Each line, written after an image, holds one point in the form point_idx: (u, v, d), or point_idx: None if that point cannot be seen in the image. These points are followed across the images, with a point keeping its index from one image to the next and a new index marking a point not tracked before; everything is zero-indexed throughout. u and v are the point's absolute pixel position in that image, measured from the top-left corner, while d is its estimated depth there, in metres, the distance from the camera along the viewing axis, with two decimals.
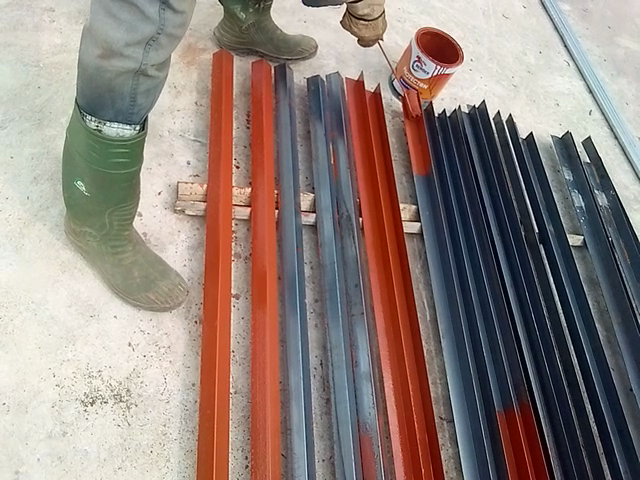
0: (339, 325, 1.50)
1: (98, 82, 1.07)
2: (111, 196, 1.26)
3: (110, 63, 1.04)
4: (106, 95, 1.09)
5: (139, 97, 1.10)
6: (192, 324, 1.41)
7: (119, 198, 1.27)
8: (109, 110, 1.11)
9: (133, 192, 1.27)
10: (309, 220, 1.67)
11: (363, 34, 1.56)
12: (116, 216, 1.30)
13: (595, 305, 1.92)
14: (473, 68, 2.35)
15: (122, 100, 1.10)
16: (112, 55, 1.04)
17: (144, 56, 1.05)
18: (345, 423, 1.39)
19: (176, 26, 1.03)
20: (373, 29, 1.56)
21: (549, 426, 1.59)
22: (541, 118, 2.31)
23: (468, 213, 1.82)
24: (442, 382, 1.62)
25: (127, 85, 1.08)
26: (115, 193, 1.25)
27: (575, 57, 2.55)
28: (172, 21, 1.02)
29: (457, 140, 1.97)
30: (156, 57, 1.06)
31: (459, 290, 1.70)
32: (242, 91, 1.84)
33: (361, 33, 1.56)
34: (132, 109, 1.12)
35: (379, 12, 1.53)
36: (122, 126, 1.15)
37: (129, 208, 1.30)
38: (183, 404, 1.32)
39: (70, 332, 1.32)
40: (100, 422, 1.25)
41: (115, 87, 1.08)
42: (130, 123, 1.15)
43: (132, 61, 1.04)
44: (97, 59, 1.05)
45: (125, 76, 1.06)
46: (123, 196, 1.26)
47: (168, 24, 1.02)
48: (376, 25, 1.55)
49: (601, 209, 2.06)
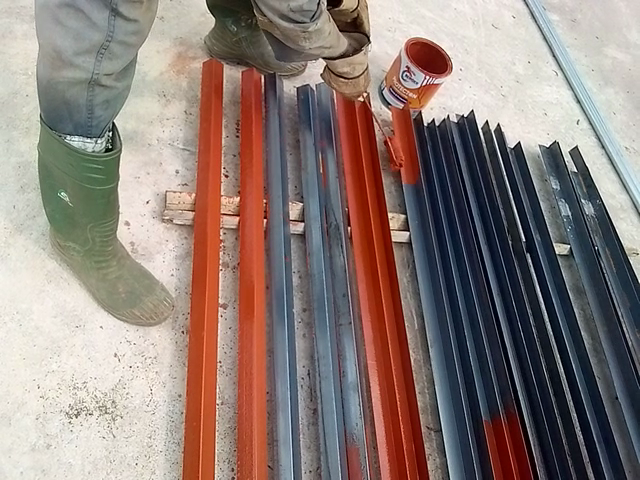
0: (327, 335, 1.50)
1: (53, 94, 1.08)
2: (89, 212, 1.24)
3: (62, 74, 1.05)
4: (62, 107, 1.09)
5: (96, 109, 1.11)
6: (179, 335, 1.40)
7: (97, 215, 1.25)
8: (68, 123, 1.12)
9: (112, 208, 1.26)
10: (298, 229, 1.68)
11: (343, 89, 1.68)
12: (98, 233, 1.29)
13: (582, 313, 1.93)
14: (463, 78, 2.36)
15: (78, 112, 1.10)
16: (63, 65, 1.04)
17: (97, 65, 1.05)
18: (332, 434, 1.38)
19: (127, 34, 1.03)
20: (354, 85, 1.67)
21: (536, 436, 1.59)
22: (529, 127, 2.33)
23: (456, 222, 1.83)
24: (430, 392, 1.62)
25: (82, 96, 1.08)
26: (93, 207, 1.24)
27: (564, 67, 2.58)
28: (123, 28, 1.02)
29: (446, 149, 1.98)
30: (109, 66, 1.06)
31: (447, 299, 1.71)
32: (231, 99, 1.83)
33: (341, 88, 1.68)
34: (90, 122, 1.12)
35: (360, 71, 1.62)
36: (83, 139, 1.15)
37: (111, 225, 1.29)
38: (169, 415, 1.31)
39: (55, 342, 1.31)
40: (84, 434, 1.24)
41: (69, 99, 1.08)
42: (90, 136, 1.15)
43: (83, 71, 1.04)
44: (50, 71, 1.06)
45: (79, 87, 1.06)
46: (100, 213, 1.25)
47: (117, 31, 1.02)
48: (357, 83, 1.66)
49: (588, 218, 2.08)
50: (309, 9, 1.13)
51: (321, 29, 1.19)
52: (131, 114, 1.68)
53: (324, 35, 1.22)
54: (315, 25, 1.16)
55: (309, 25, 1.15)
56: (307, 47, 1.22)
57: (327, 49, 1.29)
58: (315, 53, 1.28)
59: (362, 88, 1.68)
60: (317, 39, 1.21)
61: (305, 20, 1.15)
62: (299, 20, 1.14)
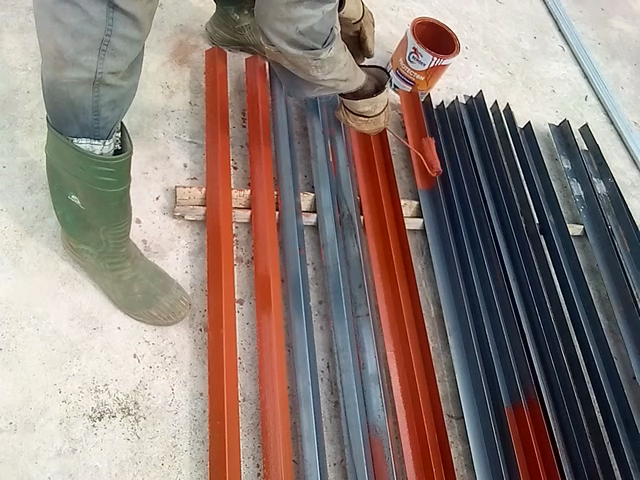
0: (345, 327, 1.49)
1: (58, 97, 1.04)
2: (101, 214, 1.22)
3: (65, 74, 1.01)
4: (67, 109, 1.06)
5: (103, 110, 1.07)
6: (197, 333, 1.39)
7: (110, 216, 1.22)
8: (74, 125, 1.08)
9: (124, 210, 1.23)
10: (310, 220, 1.65)
11: (363, 127, 1.62)
12: (111, 234, 1.26)
13: (597, 294, 1.93)
14: (469, 56, 2.31)
15: (85, 114, 1.06)
16: (66, 65, 1.00)
17: (100, 63, 1.01)
18: (355, 427, 1.38)
19: (127, 27, 0.99)
20: (375, 123, 1.62)
21: (556, 419, 1.59)
22: (537, 106, 2.29)
23: (470, 206, 1.80)
24: (449, 379, 1.62)
25: (87, 97, 1.04)
26: (104, 210, 1.21)
27: (570, 42, 2.52)
28: (121, 21, 0.98)
29: (456, 131, 1.95)
30: (112, 64, 1.01)
31: (463, 286, 1.69)
32: (236, 88, 1.79)
33: (360, 126, 1.63)
34: (98, 124, 1.09)
35: (382, 107, 1.59)
36: (91, 141, 1.11)
37: (124, 227, 1.26)
38: (192, 414, 1.30)
39: (74, 345, 1.30)
40: (108, 437, 1.23)
41: (75, 101, 1.04)
42: (98, 138, 1.11)
43: (87, 70, 1.01)
44: (53, 73, 1.03)
45: (84, 88, 1.03)
46: (113, 214, 1.22)
47: (117, 24, 0.98)
48: (377, 120, 1.61)
49: (600, 197, 2.06)
50: (319, 33, 1.18)
51: (334, 57, 1.26)
52: (135, 108, 1.65)
53: (340, 66, 1.29)
54: (326, 50, 1.22)
55: (321, 51, 1.22)
56: (321, 75, 1.30)
57: (343, 80, 1.35)
58: (331, 85, 1.36)
59: (383, 125, 1.63)
60: (330, 67, 1.28)
61: (317, 47, 1.21)
62: (308, 45, 1.20)
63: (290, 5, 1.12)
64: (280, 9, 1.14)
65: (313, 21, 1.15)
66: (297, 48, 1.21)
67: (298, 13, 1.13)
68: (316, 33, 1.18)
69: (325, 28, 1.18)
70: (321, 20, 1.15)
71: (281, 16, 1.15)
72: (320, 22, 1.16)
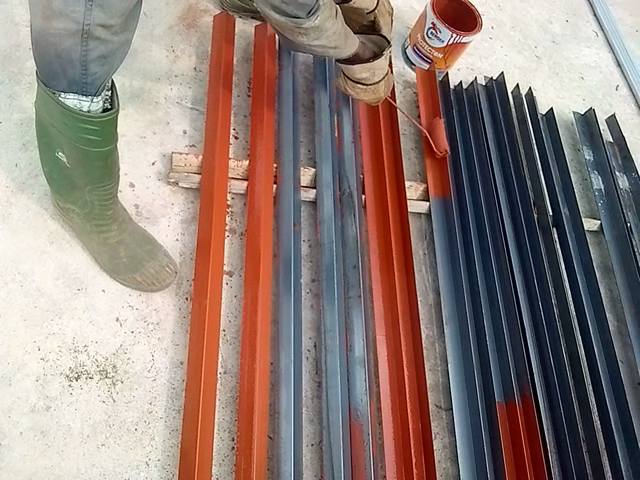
0: (335, 308, 1.44)
1: (45, 48, 1.00)
2: (87, 175, 1.18)
3: (52, 25, 0.97)
4: (55, 62, 1.01)
5: (92, 66, 1.02)
6: (183, 300, 1.36)
7: (96, 177, 1.19)
8: (63, 80, 1.04)
9: (110, 171, 1.19)
10: (309, 196, 1.60)
11: (362, 97, 1.50)
12: (97, 196, 1.23)
13: (608, 294, 1.85)
14: (494, 37, 2.21)
15: (72, 69, 1.02)
16: (53, 14, 0.96)
17: (88, 15, 0.96)
18: (336, 410, 1.34)
19: None
20: (373, 92, 1.50)
21: (550, 419, 1.53)
22: (563, 93, 2.18)
23: (481, 194, 1.73)
24: (442, 369, 1.57)
25: (76, 50, 0.99)
26: (90, 170, 1.17)
27: (605, 27, 2.39)
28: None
29: (473, 116, 1.87)
30: (100, 15, 0.97)
31: (465, 276, 1.63)
32: (244, 56, 1.74)
33: (358, 95, 1.50)
34: (86, 80, 1.04)
35: (380, 75, 1.45)
36: (78, 97, 1.07)
37: (111, 188, 1.23)
38: (170, 382, 1.28)
39: (57, 304, 1.29)
40: (84, 398, 1.23)
41: (63, 54, 0.99)
42: (86, 94, 1.07)
43: (74, 22, 0.96)
44: (40, 23, 0.98)
45: (72, 40, 0.98)
46: (99, 174, 1.18)
47: None
48: (377, 88, 1.49)
49: (622, 192, 1.97)
50: (304, 1, 1.05)
51: (321, 26, 1.10)
52: (138, 71, 1.61)
53: (328, 35, 1.13)
54: (311, 21, 1.08)
55: (304, 21, 1.08)
56: (307, 42, 1.15)
57: (333, 48, 1.19)
58: (320, 52, 1.20)
59: (382, 93, 1.51)
60: (317, 36, 1.13)
61: (299, 15, 1.07)
62: (291, 14, 1.07)
63: None
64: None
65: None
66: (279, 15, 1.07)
67: None
68: (300, 2, 1.05)
69: None
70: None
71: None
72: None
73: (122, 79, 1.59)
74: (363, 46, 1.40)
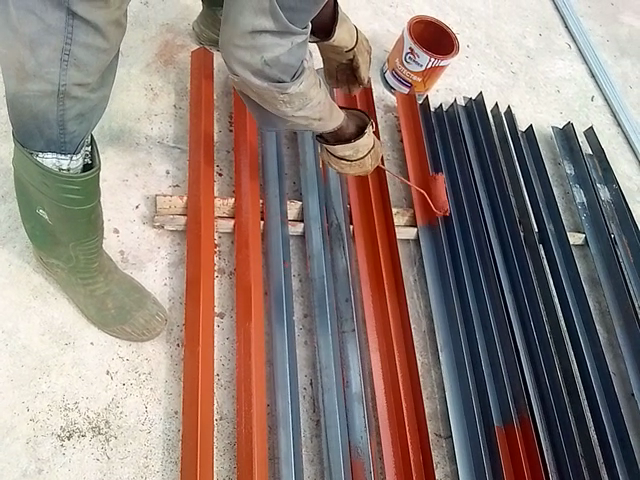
0: (329, 342, 1.44)
1: (20, 110, 0.99)
2: (70, 232, 1.16)
3: (27, 87, 0.97)
4: (31, 123, 1.00)
5: (69, 124, 1.01)
6: (174, 348, 1.34)
7: (79, 233, 1.17)
8: (40, 140, 1.02)
9: (93, 226, 1.17)
10: (297, 230, 1.59)
11: (348, 172, 1.42)
12: (82, 251, 1.21)
13: (597, 306, 1.85)
14: (470, 55, 2.23)
15: (49, 128, 1.00)
16: (27, 76, 0.96)
17: (63, 75, 0.96)
18: (336, 448, 1.33)
19: (89, 35, 0.94)
20: (360, 167, 1.42)
21: (549, 440, 1.53)
22: (541, 107, 2.20)
23: (467, 216, 1.74)
24: (439, 396, 1.56)
25: (53, 110, 0.99)
26: (73, 226, 1.15)
27: (577, 39, 2.42)
28: (82, 29, 0.94)
29: (455, 137, 1.88)
30: (76, 74, 0.96)
31: (457, 300, 1.64)
32: (224, 90, 1.73)
33: (344, 170, 1.42)
34: (64, 138, 1.02)
35: (365, 150, 1.38)
36: (57, 156, 1.05)
37: (95, 242, 1.21)
38: (165, 434, 1.26)
39: (44, 362, 1.25)
40: (77, 457, 1.20)
41: (38, 114, 0.99)
42: (65, 152, 1.05)
43: (50, 83, 0.96)
44: (16, 86, 0.98)
45: (48, 101, 0.98)
46: (82, 230, 1.16)
47: (77, 32, 0.93)
48: (363, 164, 1.40)
49: (604, 204, 1.98)
50: (290, 65, 0.97)
51: (305, 93, 1.04)
52: (117, 111, 1.59)
53: (312, 103, 1.08)
54: (295, 85, 1.00)
55: (289, 86, 1.00)
56: (289, 111, 1.08)
57: (316, 118, 1.14)
58: (301, 121, 1.14)
59: (370, 169, 1.42)
60: (300, 103, 1.06)
61: (284, 79, 0.98)
62: (275, 79, 0.97)
63: (254, 33, 0.90)
64: (241, 35, 0.91)
65: (281, 52, 0.93)
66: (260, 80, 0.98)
67: (263, 41, 0.91)
68: (284, 66, 0.96)
69: (295, 60, 0.96)
70: (290, 52, 0.94)
71: (243, 43, 0.92)
72: (289, 54, 0.94)
73: (100, 121, 1.57)
74: (347, 120, 1.37)
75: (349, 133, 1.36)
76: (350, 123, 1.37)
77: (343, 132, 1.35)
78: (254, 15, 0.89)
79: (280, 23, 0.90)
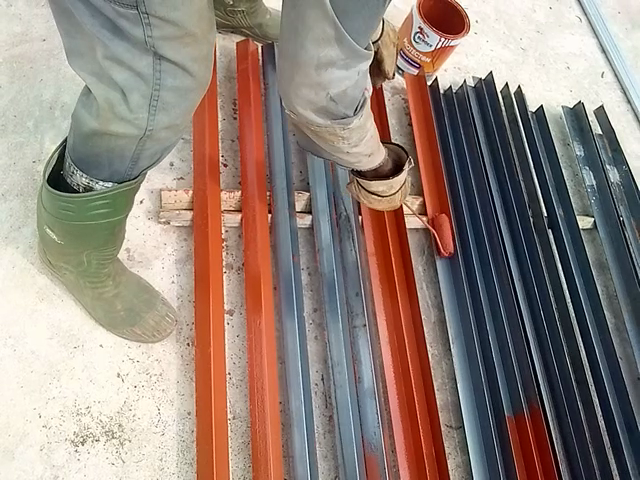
0: (341, 339, 1.42)
1: (97, 143, 1.00)
2: (87, 240, 1.16)
3: (112, 127, 0.96)
4: (104, 156, 1.01)
5: (142, 160, 1.03)
6: (185, 347, 1.33)
7: (98, 242, 1.17)
8: (106, 170, 1.04)
9: (114, 237, 1.18)
10: (305, 222, 1.55)
11: (376, 206, 1.38)
12: (95, 256, 1.20)
13: (604, 290, 1.84)
14: (479, 31, 2.15)
15: (121, 162, 1.03)
16: (113, 118, 0.95)
17: (151, 119, 0.96)
18: (349, 445, 1.33)
19: (175, 79, 0.92)
20: (388, 202, 1.38)
21: (558, 430, 1.54)
22: (551, 85, 2.14)
23: (477, 204, 1.71)
24: (450, 387, 1.57)
25: (130, 148, 1.00)
26: (96, 235, 1.16)
27: (588, 12, 2.34)
28: (170, 73, 0.91)
29: (465, 120, 1.83)
30: (163, 119, 0.96)
31: (468, 290, 1.62)
32: (226, 75, 1.67)
33: (372, 204, 1.38)
34: (132, 170, 1.05)
35: (398, 187, 1.34)
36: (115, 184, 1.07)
37: (111, 250, 1.21)
38: (179, 435, 1.25)
39: (54, 366, 1.25)
40: (92, 462, 1.20)
41: (115, 150, 1.00)
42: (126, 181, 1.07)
43: (136, 127, 0.96)
44: (97, 124, 0.97)
45: (128, 140, 0.99)
46: (103, 239, 1.17)
47: (164, 76, 0.91)
48: (393, 199, 1.37)
49: (613, 186, 1.95)
50: (352, 98, 0.99)
51: (364, 126, 1.07)
52: None
53: (368, 137, 1.11)
54: (357, 118, 1.04)
55: (351, 120, 1.04)
56: (346, 146, 1.11)
57: (367, 154, 1.17)
58: (352, 160, 1.18)
59: (398, 203, 1.39)
60: (358, 138, 1.10)
61: (348, 114, 1.03)
62: (339, 114, 1.02)
63: (319, 68, 0.91)
64: (307, 72, 0.92)
65: (346, 83, 0.95)
66: (324, 117, 1.03)
67: (329, 76, 0.93)
68: (349, 98, 0.99)
69: (359, 92, 0.98)
70: (356, 83, 0.95)
71: (308, 79, 0.94)
72: (354, 85, 0.96)
73: None
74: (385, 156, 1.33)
75: (385, 171, 1.33)
76: (388, 160, 1.33)
77: (380, 170, 1.32)
78: (317, 45, 0.88)
79: (345, 50, 0.89)
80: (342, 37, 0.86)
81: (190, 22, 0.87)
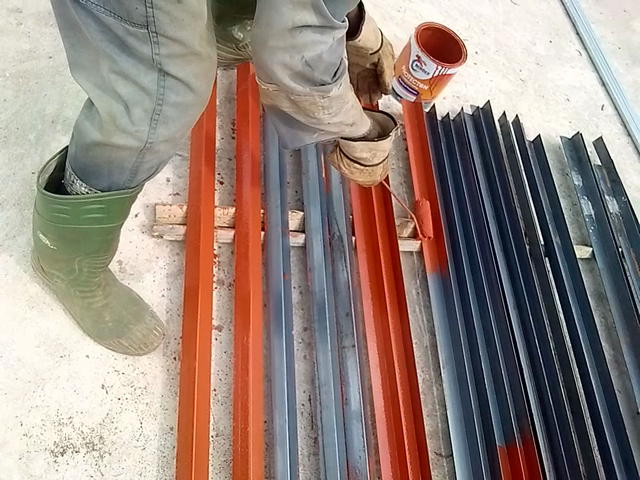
0: (328, 358, 1.41)
1: (98, 154, 1.02)
2: (81, 247, 1.18)
3: (113, 139, 0.99)
4: (104, 167, 1.04)
5: (141, 172, 1.06)
6: (171, 361, 1.32)
7: (89, 249, 1.19)
8: (106, 181, 1.06)
9: (107, 246, 1.20)
10: (298, 241, 1.56)
11: (357, 177, 1.42)
12: (87, 262, 1.21)
13: (603, 322, 1.81)
14: (478, 62, 2.19)
15: (120, 173, 1.05)
16: (115, 130, 0.98)
17: (152, 132, 0.99)
18: (333, 468, 1.31)
19: (179, 95, 0.96)
20: (369, 174, 1.42)
21: (551, 461, 1.49)
22: (549, 116, 2.16)
23: (472, 228, 1.71)
24: (441, 413, 1.54)
25: (130, 160, 1.03)
26: (89, 241, 1.17)
27: (588, 46, 2.37)
28: (174, 89, 0.95)
29: (461, 147, 1.85)
30: (164, 131, 0.99)
31: (461, 316, 1.60)
32: (226, 96, 1.71)
33: (353, 175, 1.42)
34: (132, 182, 1.07)
35: (380, 158, 1.38)
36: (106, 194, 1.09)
37: (103, 259, 1.22)
38: (161, 450, 1.24)
39: (39, 375, 1.25)
40: (71, 474, 1.18)
41: (115, 161, 1.03)
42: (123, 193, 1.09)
43: (137, 139, 0.98)
44: (98, 135, 1.00)
45: (129, 153, 1.01)
46: (96, 246, 1.18)
47: (168, 93, 0.95)
48: (373, 172, 1.42)
49: (612, 216, 1.94)
50: (330, 64, 0.98)
51: (344, 95, 1.05)
52: None
53: (348, 106, 1.08)
54: (336, 86, 1.01)
55: (330, 87, 1.01)
56: (327, 118, 1.08)
57: (349, 125, 1.14)
58: (334, 130, 1.14)
59: (378, 176, 1.44)
60: (338, 108, 1.07)
61: (327, 80, 1.00)
62: (316, 80, 0.99)
63: (294, 30, 0.91)
64: (282, 35, 0.91)
65: (321, 48, 0.94)
66: (301, 84, 0.99)
67: (304, 39, 0.92)
68: (325, 64, 0.97)
69: (336, 59, 0.97)
70: (331, 48, 0.95)
71: (284, 43, 0.92)
72: (330, 49, 0.95)
73: None
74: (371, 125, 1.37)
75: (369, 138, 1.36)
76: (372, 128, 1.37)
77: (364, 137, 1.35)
78: (293, 8, 0.89)
79: (321, 18, 0.91)
80: (318, 2, 0.89)
81: (195, 42, 0.92)
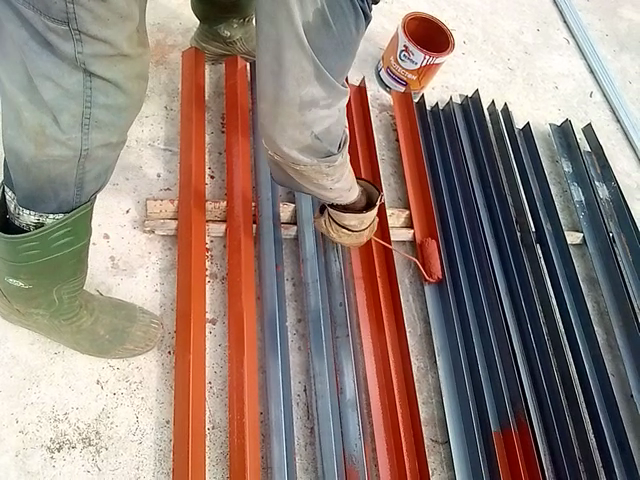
0: (323, 349, 1.42)
1: (37, 173, 0.95)
2: (58, 275, 1.11)
3: (47, 152, 0.92)
4: (48, 187, 0.97)
5: (87, 184, 1.00)
6: (166, 356, 1.33)
7: (68, 273, 1.12)
8: (53, 202, 1.00)
9: (81, 264, 1.14)
10: (290, 233, 1.57)
11: (344, 240, 1.43)
12: (66, 289, 1.15)
13: (595, 306, 1.82)
14: (466, 51, 2.20)
15: (66, 190, 0.99)
16: (47, 141, 0.91)
17: (84, 138, 0.93)
18: (329, 457, 1.31)
19: (108, 98, 0.92)
20: (357, 238, 1.42)
21: (546, 445, 1.51)
22: (538, 104, 2.17)
23: (463, 217, 1.72)
24: (436, 400, 1.55)
25: (71, 175, 0.97)
26: (64, 268, 1.10)
27: (576, 34, 2.38)
28: (101, 90, 0.90)
29: (451, 137, 1.86)
30: (97, 136, 0.94)
31: (454, 305, 1.61)
32: (215, 90, 1.71)
33: (340, 238, 1.42)
34: (80, 196, 1.01)
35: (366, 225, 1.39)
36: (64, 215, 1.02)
37: (79, 278, 1.16)
38: (158, 443, 1.25)
39: (33, 372, 1.25)
40: (68, 469, 1.19)
41: (56, 179, 0.96)
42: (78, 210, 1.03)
43: (70, 148, 0.93)
44: (32, 149, 0.92)
45: (68, 166, 0.95)
46: (72, 270, 1.12)
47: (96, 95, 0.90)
48: (361, 235, 1.42)
49: (602, 202, 1.95)
50: (335, 135, 1.01)
51: (346, 162, 1.09)
52: None
53: (347, 173, 1.14)
54: (340, 155, 1.05)
55: (335, 156, 1.04)
56: (329, 183, 1.12)
57: (347, 189, 1.19)
58: (333, 195, 1.19)
59: (366, 239, 1.44)
60: (340, 174, 1.11)
61: (332, 152, 1.03)
62: (324, 152, 1.02)
63: (303, 108, 0.90)
64: (291, 112, 0.90)
65: (328, 119, 0.95)
66: (309, 156, 1.02)
67: (312, 116, 0.92)
68: (333, 134, 1.00)
69: (340, 130, 1.00)
70: (336, 119, 0.96)
71: (292, 120, 0.92)
72: (336, 121, 0.97)
73: None
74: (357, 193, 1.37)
75: (357, 206, 1.37)
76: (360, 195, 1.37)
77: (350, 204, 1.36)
78: (298, 85, 0.86)
79: (326, 87, 0.89)
80: (322, 74, 0.87)
81: (121, 42, 0.89)
